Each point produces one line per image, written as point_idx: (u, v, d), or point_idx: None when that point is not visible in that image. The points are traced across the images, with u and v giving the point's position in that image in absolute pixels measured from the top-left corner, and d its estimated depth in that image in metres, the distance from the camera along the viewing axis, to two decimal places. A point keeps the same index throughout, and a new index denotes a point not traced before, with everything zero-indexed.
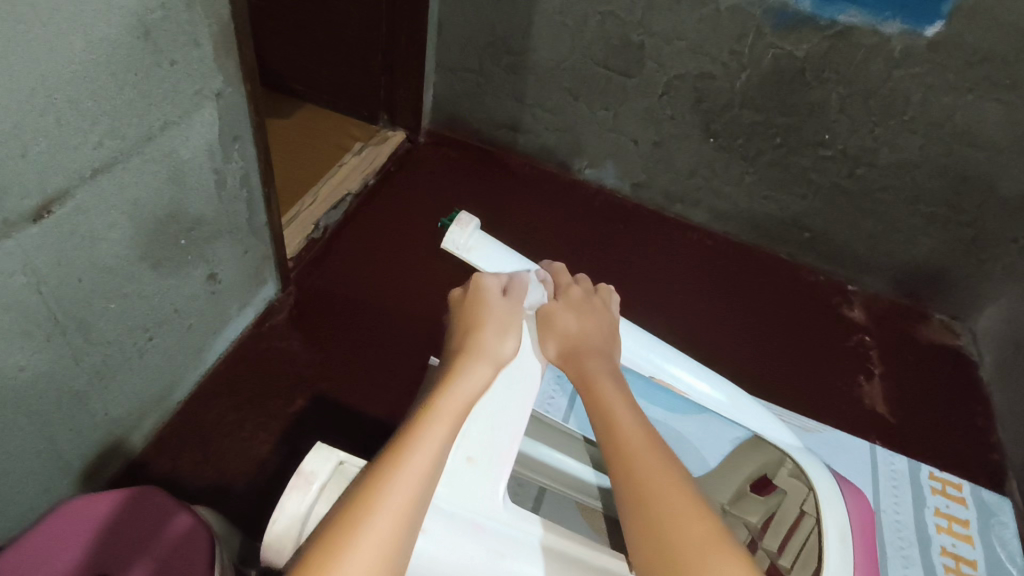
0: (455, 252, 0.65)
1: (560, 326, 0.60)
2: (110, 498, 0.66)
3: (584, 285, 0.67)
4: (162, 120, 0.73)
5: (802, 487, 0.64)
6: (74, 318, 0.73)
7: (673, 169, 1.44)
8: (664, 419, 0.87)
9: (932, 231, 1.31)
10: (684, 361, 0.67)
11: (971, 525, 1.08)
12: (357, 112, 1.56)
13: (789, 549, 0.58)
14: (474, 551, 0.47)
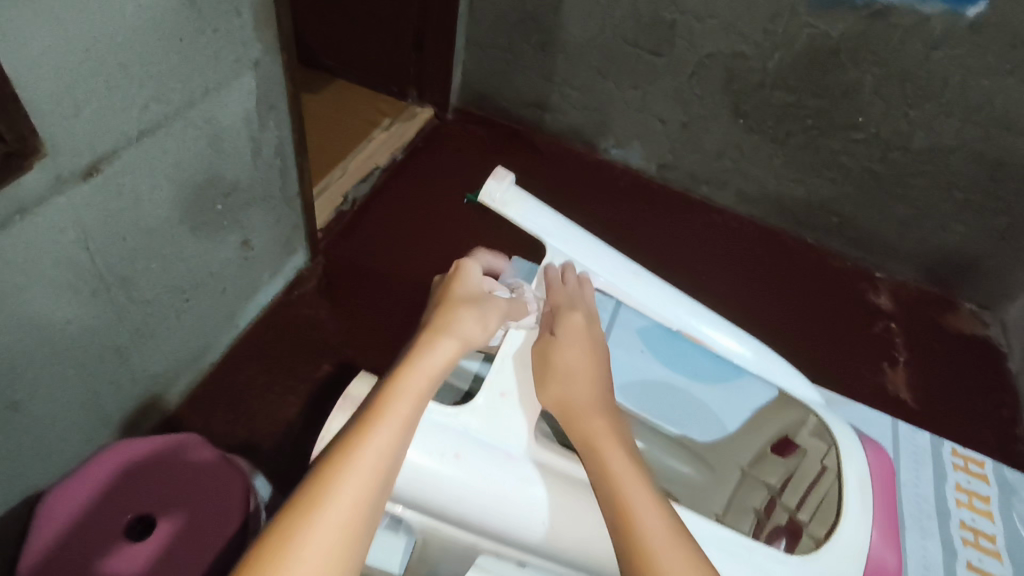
0: (491, 206, 0.63)
1: (560, 372, 0.53)
2: (156, 445, 0.71)
3: (580, 304, 0.59)
4: (203, 86, 0.75)
5: (822, 445, 0.63)
6: (118, 276, 0.76)
7: (701, 150, 1.43)
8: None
9: (965, 219, 1.29)
10: (712, 319, 0.69)
11: (991, 501, 0.97)
12: (386, 87, 1.58)
13: (807, 504, 0.60)
14: (505, 477, 0.50)
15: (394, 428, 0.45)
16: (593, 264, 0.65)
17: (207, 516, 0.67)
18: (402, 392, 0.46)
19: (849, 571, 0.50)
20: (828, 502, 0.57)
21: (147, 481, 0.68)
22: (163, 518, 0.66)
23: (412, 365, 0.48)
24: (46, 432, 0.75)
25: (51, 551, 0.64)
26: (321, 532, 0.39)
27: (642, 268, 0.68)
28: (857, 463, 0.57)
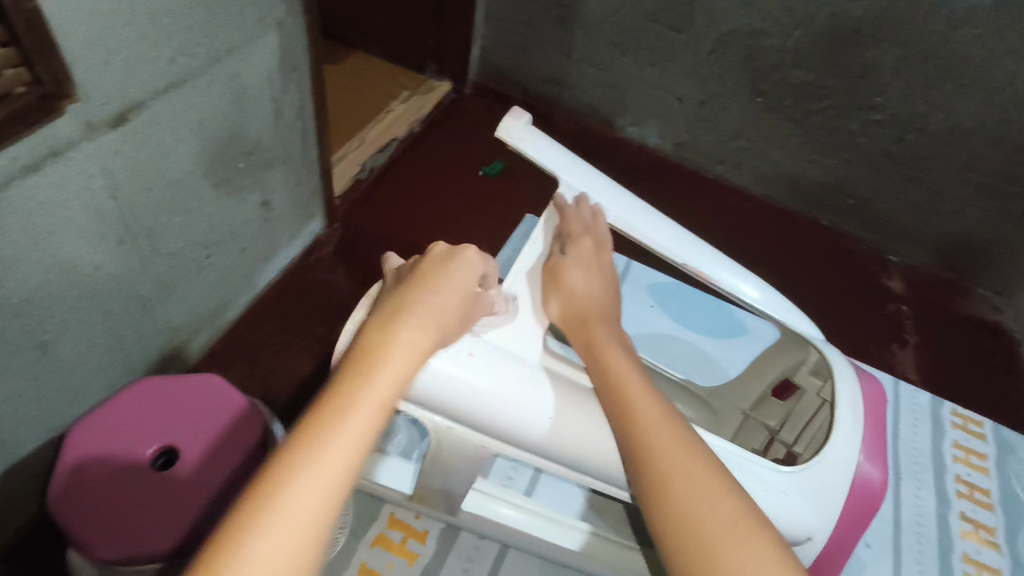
0: (507, 141, 0.65)
1: (566, 287, 0.59)
2: (174, 381, 0.73)
3: (594, 233, 0.63)
4: (227, 43, 0.77)
5: (819, 381, 0.66)
6: (144, 227, 0.78)
7: (717, 129, 1.43)
8: (691, 338, 0.87)
9: (982, 203, 1.28)
10: (726, 263, 0.68)
11: (987, 458, 0.97)
12: (406, 62, 1.59)
13: (804, 438, 0.62)
14: (520, 379, 0.53)
15: (382, 391, 0.43)
16: (605, 199, 0.67)
17: (232, 444, 0.69)
18: (391, 354, 0.44)
19: (835, 486, 0.53)
20: (821, 427, 0.60)
21: (169, 414, 0.70)
22: (185, 448, 0.68)
23: (397, 332, 0.45)
24: (75, 375, 0.78)
25: (83, 483, 0.65)
26: (302, 496, 0.38)
27: (652, 207, 0.69)
28: (851, 388, 0.59)
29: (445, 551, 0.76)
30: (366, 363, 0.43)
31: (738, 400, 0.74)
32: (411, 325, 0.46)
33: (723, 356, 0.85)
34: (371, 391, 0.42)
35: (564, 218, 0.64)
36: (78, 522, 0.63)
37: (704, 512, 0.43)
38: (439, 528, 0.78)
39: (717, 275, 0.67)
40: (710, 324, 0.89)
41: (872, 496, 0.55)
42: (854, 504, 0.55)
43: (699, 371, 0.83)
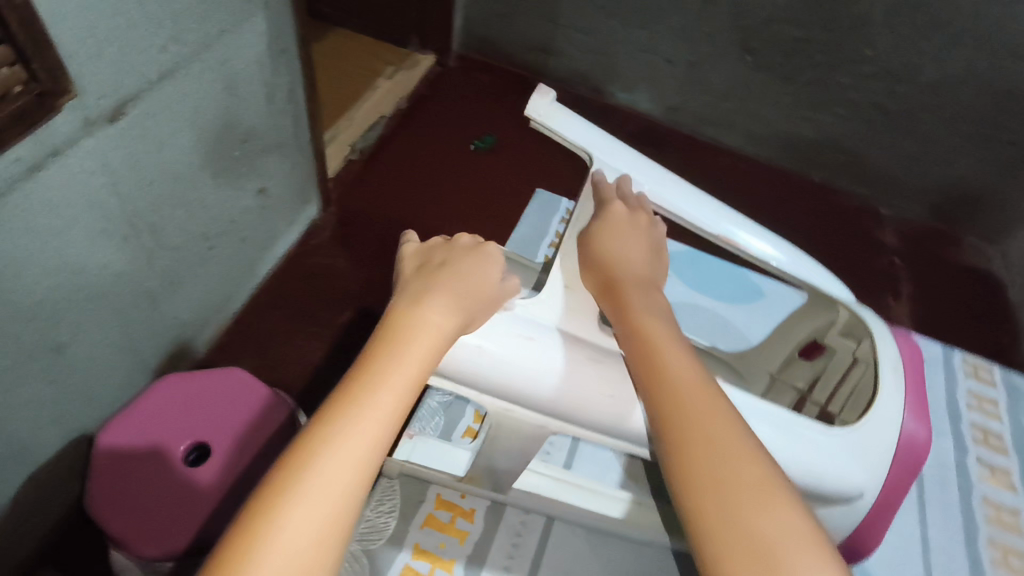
0: (537, 120, 0.66)
1: (602, 257, 0.58)
2: (201, 376, 0.72)
3: (632, 207, 0.63)
4: (217, 27, 0.75)
5: (853, 343, 0.67)
6: (146, 221, 0.77)
7: (708, 90, 1.43)
8: (711, 305, 0.88)
9: (972, 151, 1.30)
10: (751, 228, 0.69)
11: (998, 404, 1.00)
12: (389, 36, 1.56)
13: (838, 397, 0.65)
14: (575, 357, 0.53)
15: (409, 372, 0.45)
16: (634, 174, 0.67)
17: (262, 434, 0.70)
18: (415, 337, 0.46)
19: (884, 441, 0.55)
20: (861, 390, 0.61)
21: (204, 410, 0.70)
22: (216, 441, 0.68)
23: (423, 319, 0.47)
24: (89, 375, 0.77)
25: (116, 474, 0.65)
26: (332, 470, 0.40)
27: (680, 178, 0.69)
28: (889, 348, 0.61)
29: (496, 530, 0.71)
30: (396, 342, 0.46)
31: (767, 364, 0.75)
32: (432, 309, 0.48)
33: (744, 325, 0.85)
34: (397, 374, 0.45)
35: (600, 190, 0.64)
36: (112, 518, 0.62)
37: (728, 478, 0.43)
38: (489, 506, 0.73)
39: (745, 243, 0.68)
40: (727, 291, 0.90)
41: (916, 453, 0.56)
42: (902, 461, 0.56)
43: (720, 337, 0.83)
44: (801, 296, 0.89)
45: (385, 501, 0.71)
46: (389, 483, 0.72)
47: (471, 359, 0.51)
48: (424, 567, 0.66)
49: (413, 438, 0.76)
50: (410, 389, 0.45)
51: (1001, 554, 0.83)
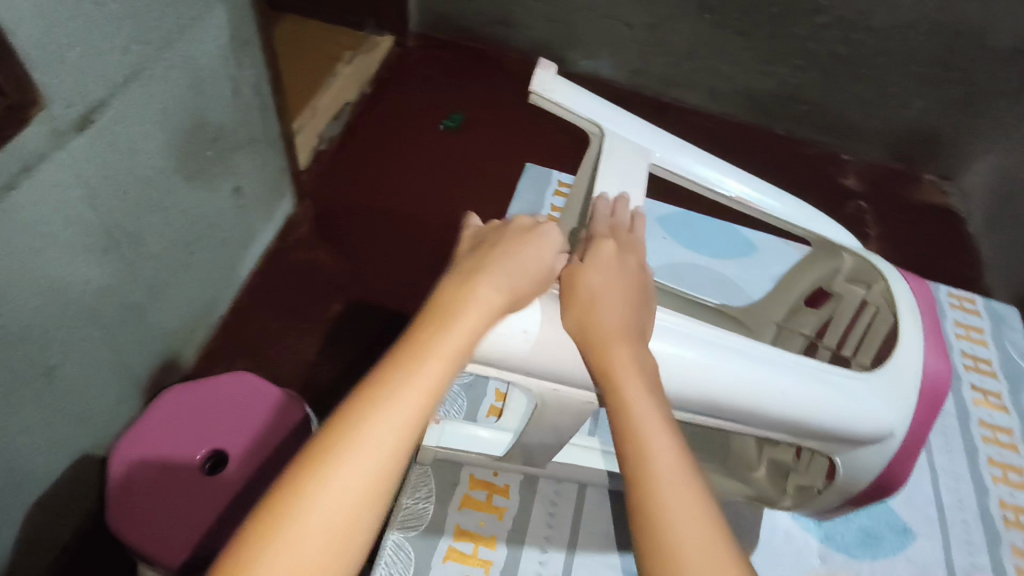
0: (538, 96, 0.59)
1: (582, 300, 0.47)
2: (209, 383, 0.71)
3: (625, 237, 0.52)
4: (177, 23, 0.72)
5: (861, 289, 0.64)
6: (125, 232, 0.74)
7: (669, 51, 1.43)
8: (709, 263, 0.89)
9: (926, 92, 1.34)
10: (751, 181, 0.63)
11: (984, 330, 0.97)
12: (343, 19, 1.52)
13: (851, 340, 0.65)
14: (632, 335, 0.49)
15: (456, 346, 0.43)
16: (642, 141, 0.60)
17: (276, 436, 0.69)
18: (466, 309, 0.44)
19: (907, 385, 0.54)
20: (876, 330, 0.62)
21: (215, 413, 0.69)
22: (231, 447, 0.67)
23: (474, 291, 0.45)
24: (83, 395, 0.75)
25: (135, 487, 0.64)
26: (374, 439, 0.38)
27: (689, 143, 0.63)
28: (905, 290, 0.59)
29: (531, 502, 0.71)
30: (439, 318, 0.44)
31: (771, 314, 0.75)
32: (483, 279, 0.45)
33: (743, 281, 0.87)
34: (445, 346, 0.42)
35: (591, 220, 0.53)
36: (133, 534, 0.62)
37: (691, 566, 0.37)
38: (520, 480, 0.72)
39: (763, 201, 0.63)
40: (720, 245, 0.91)
41: (943, 392, 0.55)
42: (926, 401, 0.55)
43: (724, 295, 0.86)
44: (806, 253, 0.90)
45: (421, 490, 0.70)
46: (421, 469, 0.71)
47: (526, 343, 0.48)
48: (469, 548, 0.66)
49: (441, 424, 0.70)
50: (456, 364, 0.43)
51: (1001, 473, 0.83)
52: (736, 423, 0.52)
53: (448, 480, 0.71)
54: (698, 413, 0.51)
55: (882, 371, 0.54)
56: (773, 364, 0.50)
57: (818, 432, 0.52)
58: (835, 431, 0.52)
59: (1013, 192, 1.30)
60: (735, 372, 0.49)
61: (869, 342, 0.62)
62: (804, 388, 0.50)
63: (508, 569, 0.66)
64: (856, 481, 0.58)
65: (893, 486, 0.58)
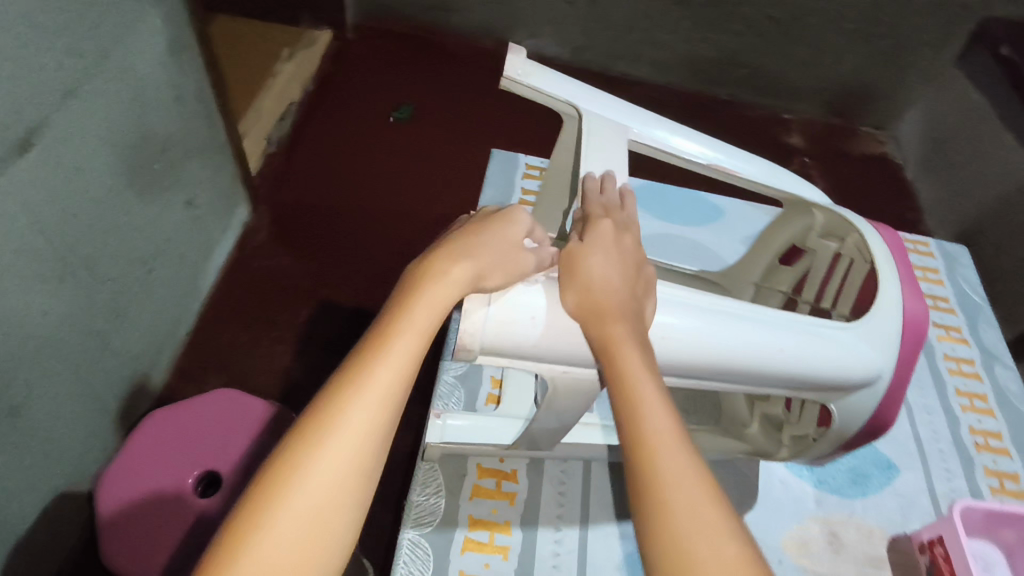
0: (513, 82, 0.57)
1: (583, 277, 0.44)
2: (192, 404, 0.68)
3: (619, 216, 0.49)
4: (111, 32, 0.69)
5: (835, 243, 0.63)
6: (79, 256, 0.71)
7: (610, 25, 1.44)
8: (680, 232, 0.89)
9: (857, 47, 1.39)
10: (723, 149, 0.62)
11: (936, 256, 0.90)
12: (277, 15, 1.47)
13: (828, 294, 0.64)
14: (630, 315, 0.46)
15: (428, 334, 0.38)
16: (619, 117, 0.59)
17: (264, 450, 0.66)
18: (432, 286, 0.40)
19: (888, 328, 0.53)
20: (854, 281, 0.61)
21: (206, 437, 0.66)
22: (217, 465, 0.64)
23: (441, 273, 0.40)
24: (54, 432, 0.72)
25: (123, 521, 0.61)
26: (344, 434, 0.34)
27: (664, 118, 0.62)
28: (877, 238, 0.58)
29: (541, 482, 0.63)
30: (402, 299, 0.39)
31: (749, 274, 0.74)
32: (452, 258, 0.41)
33: (715, 246, 0.87)
34: (416, 331, 0.38)
35: (583, 202, 0.50)
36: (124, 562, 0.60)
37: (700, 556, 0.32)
38: (528, 462, 0.65)
39: (740, 168, 0.62)
40: (689, 211, 0.92)
41: (926, 333, 0.54)
42: (910, 343, 0.54)
43: (699, 259, 0.86)
44: (771, 217, 0.92)
45: (428, 482, 0.62)
46: (427, 467, 0.63)
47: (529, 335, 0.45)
48: (485, 537, 0.59)
49: (444, 416, 0.63)
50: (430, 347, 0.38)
51: (968, 401, 0.74)
52: (733, 384, 0.50)
53: (457, 472, 0.63)
54: (696, 378, 0.49)
55: (867, 318, 0.53)
56: (765, 322, 0.49)
57: (814, 383, 0.51)
58: (827, 378, 0.51)
59: (945, 137, 1.37)
60: (728, 334, 0.47)
61: (845, 291, 0.61)
62: (796, 341, 0.49)
63: (526, 556, 0.59)
64: (847, 427, 0.57)
65: (880, 431, 0.58)
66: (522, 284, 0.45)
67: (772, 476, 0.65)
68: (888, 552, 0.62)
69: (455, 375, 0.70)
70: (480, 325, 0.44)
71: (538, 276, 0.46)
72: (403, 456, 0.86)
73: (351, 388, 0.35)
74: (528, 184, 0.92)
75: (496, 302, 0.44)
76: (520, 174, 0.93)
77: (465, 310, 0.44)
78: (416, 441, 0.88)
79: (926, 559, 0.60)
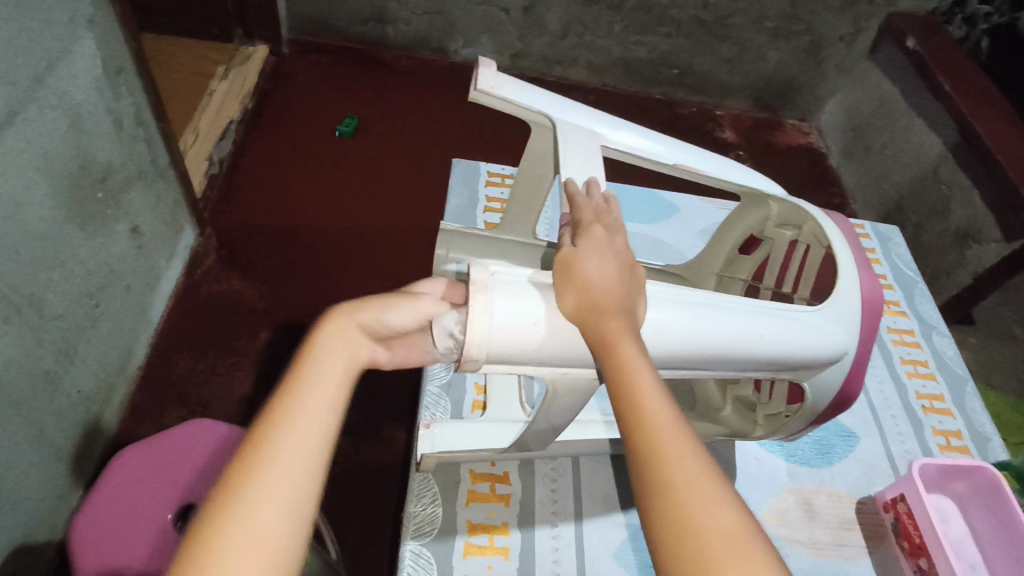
0: (486, 93, 0.59)
1: (580, 277, 0.46)
2: (164, 438, 0.66)
3: (608, 219, 0.51)
4: (45, 59, 0.66)
5: (791, 231, 0.68)
6: (25, 295, 0.68)
7: (547, 31, 1.46)
8: (639, 229, 0.92)
9: (778, 45, 1.47)
10: (685, 150, 0.65)
11: (872, 237, 0.97)
12: (207, 32, 1.43)
13: (790, 279, 0.68)
14: None
15: (337, 370, 0.39)
16: (588, 125, 0.61)
17: None
18: (332, 324, 0.41)
19: (849, 306, 0.58)
20: (813, 266, 0.65)
21: (182, 468, 0.64)
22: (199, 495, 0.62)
23: (342, 324, 0.41)
24: (9, 482, 0.67)
25: (98, 554, 0.59)
26: (276, 470, 0.33)
27: (631, 123, 0.65)
28: (833, 226, 0.62)
29: (533, 482, 0.65)
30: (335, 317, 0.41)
31: (710, 265, 0.77)
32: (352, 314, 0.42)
33: (675, 241, 0.91)
34: (333, 360, 0.39)
35: (573, 205, 0.51)
36: None
37: (708, 527, 0.34)
38: (518, 463, 0.66)
39: (704, 166, 0.65)
40: (646, 209, 0.95)
41: (881, 311, 0.59)
42: (870, 321, 0.59)
43: (660, 254, 0.89)
44: (727, 211, 0.97)
45: (423, 493, 0.62)
46: (423, 477, 0.63)
47: (528, 337, 0.45)
48: (485, 540, 0.60)
49: (434, 426, 0.64)
50: (351, 370, 0.40)
51: (912, 367, 0.81)
52: (717, 372, 0.53)
53: (451, 480, 0.64)
54: (686, 367, 0.51)
55: (832, 298, 0.58)
56: (744, 310, 0.52)
57: (789, 363, 0.54)
58: (802, 359, 0.55)
59: (864, 126, 1.47)
60: (712, 321, 0.50)
61: (804, 276, 0.66)
62: (773, 326, 0.53)
63: (526, 554, 0.60)
64: (820, 402, 0.61)
65: (849, 402, 0.61)
66: (521, 291, 0.46)
67: (748, 455, 0.69)
68: (858, 515, 0.66)
69: (438, 386, 0.71)
70: (487, 332, 0.44)
71: (530, 281, 0.47)
72: (377, 473, 0.85)
73: (285, 413, 0.36)
74: (492, 192, 0.94)
75: (499, 308, 0.45)
76: (483, 183, 0.95)
77: (471, 317, 0.43)
78: (389, 455, 0.87)
79: (890, 518, 0.64)
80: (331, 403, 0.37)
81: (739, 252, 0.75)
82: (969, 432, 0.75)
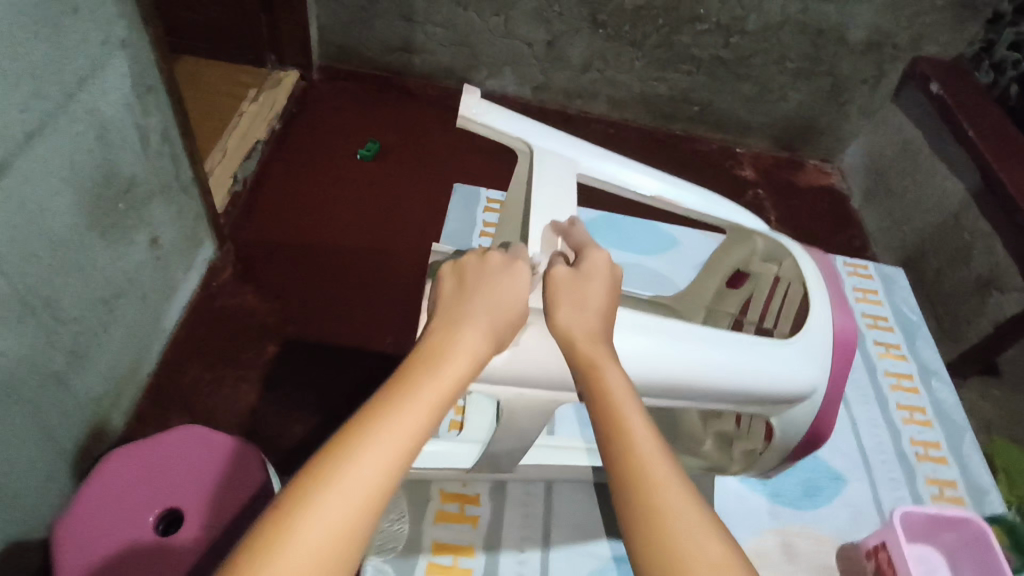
0: (469, 119, 0.62)
1: (569, 301, 0.48)
2: (163, 440, 0.68)
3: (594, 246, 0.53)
4: (77, 77, 0.70)
5: (775, 266, 0.68)
6: (41, 297, 0.71)
7: (569, 65, 1.49)
8: (638, 261, 0.93)
9: (799, 85, 1.48)
10: (665, 180, 0.67)
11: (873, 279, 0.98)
12: (242, 56, 1.49)
13: (771, 314, 0.69)
14: None
15: (423, 408, 0.42)
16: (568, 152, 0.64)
17: (230, 488, 0.66)
18: (448, 361, 0.45)
19: (818, 344, 0.60)
20: (792, 301, 0.66)
21: (173, 476, 0.66)
22: (185, 503, 0.64)
23: (457, 333, 0.47)
24: (11, 477, 0.70)
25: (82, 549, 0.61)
26: (345, 492, 0.37)
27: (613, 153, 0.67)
28: (810, 266, 0.64)
29: (502, 505, 0.72)
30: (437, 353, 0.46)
31: (701, 299, 0.78)
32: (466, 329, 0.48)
33: (670, 272, 0.92)
34: (427, 395, 0.43)
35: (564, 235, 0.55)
36: None
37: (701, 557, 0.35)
38: (489, 487, 0.73)
39: (684, 198, 0.67)
40: (646, 241, 0.96)
41: (854, 349, 0.61)
42: (840, 357, 0.61)
43: (654, 286, 0.90)
44: None
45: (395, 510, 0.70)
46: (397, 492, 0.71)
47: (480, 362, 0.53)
48: (448, 560, 0.67)
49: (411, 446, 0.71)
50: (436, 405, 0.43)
51: (910, 415, 0.83)
52: (686, 402, 0.58)
53: (422, 496, 0.71)
54: (659, 395, 0.56)
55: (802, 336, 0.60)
56: (715, 344, 0.56)
57: (758, 398, 0.58)
58: (773, 395, 0.58)
59: (886, 169, 1.46)
60: (687, 355, 0.54)
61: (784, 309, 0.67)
62: (748, 363, 0.56)
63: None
64: (789, 438, 0.63)
65: (821, 440, 0.63)
66: None
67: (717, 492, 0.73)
68: (839, 560, 0.69)
69: None
70: None
71: None
72: None
73: (364, 437, 0.39)
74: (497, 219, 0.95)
75: None
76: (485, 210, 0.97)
77: None
78: None
79: (871, 564, 0.67)
80: (408, 439, 0.41)
81: (728, 285, 0.75)
82: (965, 484, 0.78)
